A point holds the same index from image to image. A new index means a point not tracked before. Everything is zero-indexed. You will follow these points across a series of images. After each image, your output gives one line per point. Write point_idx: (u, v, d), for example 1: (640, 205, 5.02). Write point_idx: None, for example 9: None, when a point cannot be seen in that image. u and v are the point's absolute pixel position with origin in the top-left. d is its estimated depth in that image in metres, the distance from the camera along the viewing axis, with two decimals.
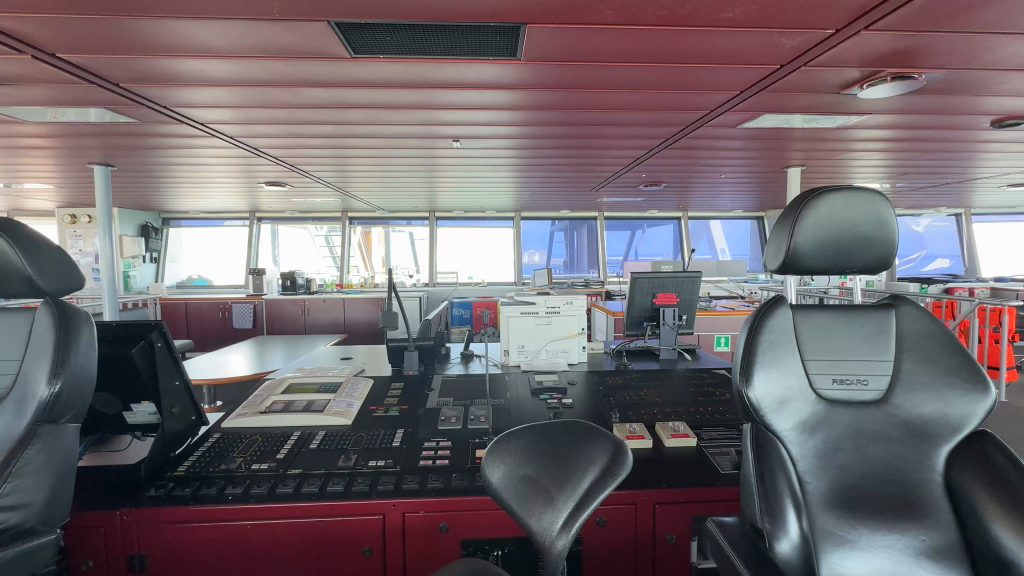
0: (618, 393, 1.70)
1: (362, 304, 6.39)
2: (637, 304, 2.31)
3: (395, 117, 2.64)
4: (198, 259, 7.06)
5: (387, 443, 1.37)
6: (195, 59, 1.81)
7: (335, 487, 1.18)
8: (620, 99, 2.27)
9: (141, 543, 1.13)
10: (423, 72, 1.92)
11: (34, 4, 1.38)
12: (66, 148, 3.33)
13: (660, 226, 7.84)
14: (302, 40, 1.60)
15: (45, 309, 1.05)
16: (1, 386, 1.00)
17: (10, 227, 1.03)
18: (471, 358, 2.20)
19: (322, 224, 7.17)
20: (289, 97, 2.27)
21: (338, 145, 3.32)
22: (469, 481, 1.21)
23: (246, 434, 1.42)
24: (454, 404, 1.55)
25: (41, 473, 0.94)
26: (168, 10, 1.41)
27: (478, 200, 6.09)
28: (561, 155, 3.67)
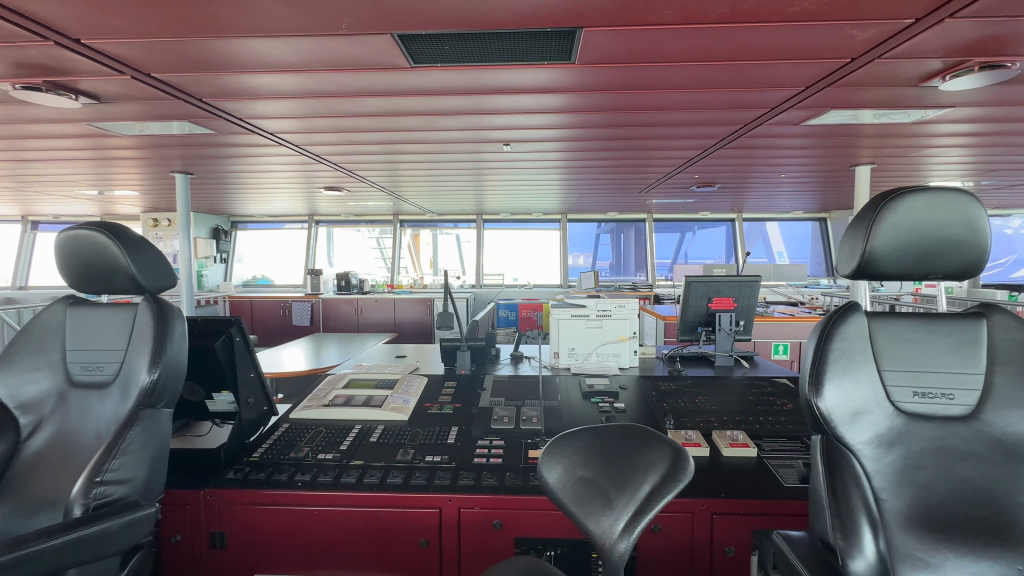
0: (671, 400, 1.67)
1: (411, 304, 6.58)
2: (691, 309, 2.24)
3: (448, 123, 2.71)
4: (262, 259, 7.52)
5: (442, 439, 1.41)
6: (267, 74, 1.94)
7: (393, 479, 1.23)
8: (674, 100, 2.22)
9: (221, 522, 1.23)
10: (478, 78, 1.97)
11: (134, 30, 1.53)
12: (153, 159, 3.66)
13: (712, 228, 7.58)
14: (365, 52, 1.68)
15: (144, 305, 1.17)
16: (109, 373, 1.13)
17: (117, 231, 1.15)
18: (521, 359, 2.23)
19: (374, 226, 7.44)
20: (350, 106, 2.39)
21: (393, 151, 3.44)
22: (522, 481, 1.22)
23: (312, 425, 1.51)
24: (506, 405, 1.58)
25: (142, 452, 1.03)
26: (248, 29, 1.52)
27: (524, 202, 6.12)
28: (609, 157, 3.63)
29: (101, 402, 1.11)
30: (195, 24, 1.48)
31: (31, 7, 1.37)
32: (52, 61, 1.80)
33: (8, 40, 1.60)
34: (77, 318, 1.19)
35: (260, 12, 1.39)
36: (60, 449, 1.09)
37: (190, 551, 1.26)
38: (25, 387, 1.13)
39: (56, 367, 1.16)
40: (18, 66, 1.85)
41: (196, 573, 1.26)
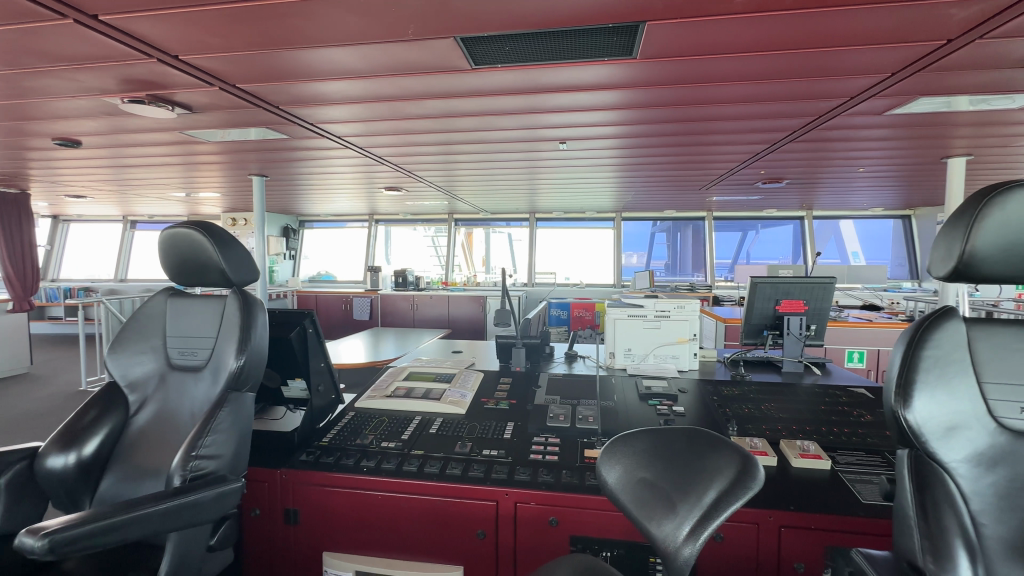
0: (734, 405, 1.60)
1: (465, 301, 6.71)
2: (757, 311, 2.13)
3: (504, 123, 2.75)
4: (326, 256, 7.95)
5: (499, 434, 1.44)
6: (337, 80, 2.05)
7: (452, 470, 1.27)
8: (739, 92, 2.13)
9: (294, 500, 1.33)
10: (536, 77, 1.98)
11: (223, 45, 1.67)
12: (233, 163, 3.97)
13: (777, 226, 7.17)
14: (429, 56, 1.74)
15: (232, 297, 1.27)
16: (201, 359, 1.24)
17: (212, 229, 1.26)
18: (575, 358, 2.22)
19: (430, 225, 7.65)
20: (411, 109, 2.48)
21: (450, 150, 3.52)
22: (579, 479, 1.22)
23: (375, 415, 1.58)
24: (562, 403, 1.58)
25: (230, 431, 1.12)
26: (322, 40, 1.61)
27: (578, 201, 6.07)
28: (668, 153, 3.53)
29: (196, 384, 1.23)
30: (276, 37, 1.59)
31: (140, 28, 1.53)
32: (154, 77, 2.00)
33: (119, 58, 1.79)
34: (175, 308, 1.31)
35: (333, 22, 1.48)
36: (161, 425, 1.22)
37: (267, 525, 1.36)
38: (134, 368, 1.27)
39: (158, 350, 1.29)
40: (126, 82, 2.07)
41: (273, 547, 1.36)
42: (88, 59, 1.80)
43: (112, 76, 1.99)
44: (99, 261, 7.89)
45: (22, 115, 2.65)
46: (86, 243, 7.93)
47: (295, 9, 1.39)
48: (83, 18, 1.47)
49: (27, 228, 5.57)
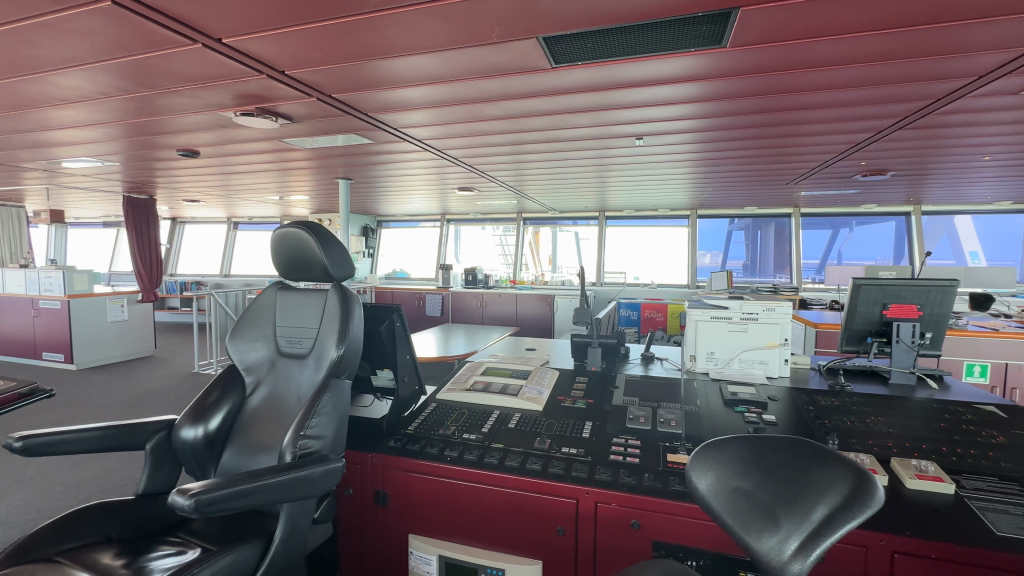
0: (833, 416, 1.48)
1: (532, 300, 6.74)
2: (860, 316, 1.95)
3: (579, 121, 2.73)
4: (401, 255, 8.35)
5: (577, 433, 1.43)
6: (422, 86, 2.14)
7: (533, 465, 1.29)
8: (839, 77, 1.96)
9: (383, 482, 1.41)
10: (617, 73, 1.94)
11: (322, 58, 1.80)
12: (323, 167, 4.28)
13: (875, 223, 6.50)
14: (511, 58, 1.77)
15: (333, 292, 1.38)
16: (307, 348, 1.36)
17: (317, 228, 1.37)
18: (651, 360, 2.16)
19: (498, 224, 7.78)
20: (488, 110, 2.53)
21: (522, 150, 3.56)
22: (662, 484, 1.19)
23: (455, 407, 1.63)
24: (641, 404, 1.55)
25: (332, 414, 1.21)
26: (410, 49, 1.70)
27: (650, 198, 5.88)
28: (752, 147, 3.32)
29: (302, 370, 1.35)
30: (371, 48, 1.70)
31: (254, 48, 1.70)
32: (263, 91, 2.21)
33: (236, 76, 2.01)
34: (282, 300, 1.44)
35: (423, 31, 1.55)
36: (272, 406, 1.35)
37: (358, 505, 1.46)
38: (249, 353, 1.42)
39: (269, 338, 1.43)
40: (240, 97, 2.31)
41: (363, 525, 1.46)
42: (211, 78, 2.02)
43: (228, 92, 2.23)
44: (208, 258, 8.84)
45: (155, 130, 3.03)
46: (197, 242, 8.93)
47: (390, 21, 1.48)
48: (210, 42, 1.66)
49: (153, 229, 6.38)
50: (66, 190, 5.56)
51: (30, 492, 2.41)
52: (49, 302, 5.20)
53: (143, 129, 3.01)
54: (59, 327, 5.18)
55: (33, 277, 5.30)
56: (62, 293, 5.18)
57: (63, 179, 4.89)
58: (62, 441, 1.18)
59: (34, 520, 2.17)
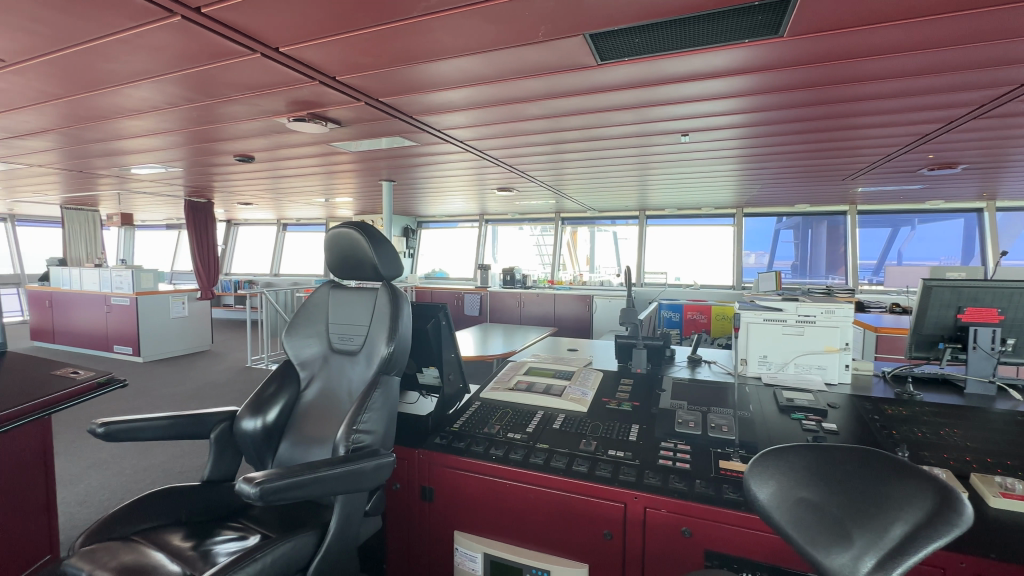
0: (901, 427, 1.39)
1: (571, 300, 6.69)
2: (931, 320, 1.81)
3: (622, 118, 2.68)
4: (440, 255, 8.50)
5: (624, 435, 1.41)
6: (466, 88, 2.17)
7: (579, 467, 1.27)
8: (907, 65, 1.83)
9: (429, 478, 1.44)
10: (664, 68, 1.90)
11: (371, 63, 1.85)
12: (368, 170, 4.41)
13: (940, 221, 6.06)
14: (555, 57, 1.77)
15: (383, 290, 1.41)
16: (358, 345, 1.41)
17: (368, 229, 1.40)
18: (698, 363, 2.09)
19: (537, 224, 7.77)
20: (530, 109, 2.53)
21: (562, 149, 3.54)
22: (715, 491, 1.14)
23: (500, 406, 1.64)
24: (690, 409, 1.51)
25: (382, 410, 1.24)
26: (457, 50, 1.72)
27: (694, 197, 5.72)
28: (805, 142, 3.16)
29: (353, 366, 1.40)
30: (418, 52, 1.73)
31: (308, 55, 1.77)
32: (314, 97, 2.30)
33: (290, 83, 2.09)
34: (335, 298, 1.49)
35: (470, 33, 1.56)
36: (326, 400, 1.40)
37: (405, 500, 1.49)
38: (304, 349, 1.47)
39: (322, 335, 1.48)
40: (293, 103, 2.40)
41: (410, 520, 1.49)
42: (268, 85, 2.12)
43: (283, 99, 2.33)
44: (260, 258, 9.29)
45: (215, 137, 3.21)
46: (250, 243, 9.40)
47: (437, 24, 1.50)
48: (268, 51, 1.74)
49: (211, 230, 6.76)
50: (134, 195, 5.97)
51: (106, 474, 2.61)
52: (120, 298, 5.61)
53: (204, 137, 3.19)
54: (128, 322, 5.58)
55: (106, 276, 5.73)
56: (131, 291, 5.57)
57: (133, 184, 5.26)
58: (138, 428, 1.26)
59: (109, 500, 2.35)
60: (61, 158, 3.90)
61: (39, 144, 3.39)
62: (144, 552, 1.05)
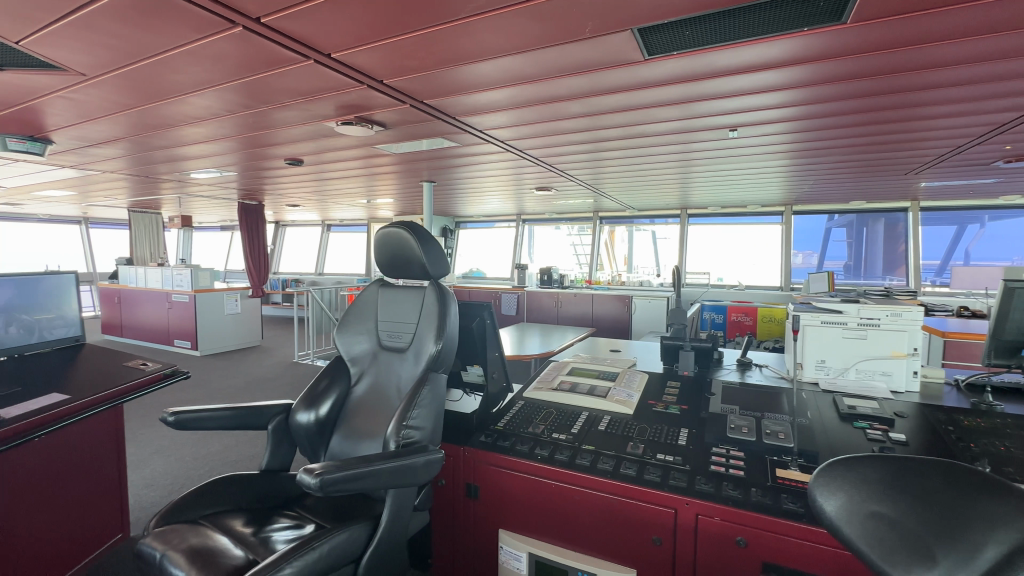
0: (980, 440, 1.28)
1: (609, 300, 6.58)
2: (1014, 325, 1.67)
3: (667, 114, 2.61)
4: (478, 254, 8.58)
5: (672, 439, 1.37)
6: (509, 87, 2.17)
7: (626, 470, 1.25)
8: (985, 48, 1.69)
9: (473, 475, 1.45)
10: (713, 61, 1.83)
11: (417, 65, 1.88)
12: (409, 171, 4.50)
13: (1016, 218, 5.57)
14: (602, 53, 1.74)
15: (431, 288, 1.44)
16: (406, 341, 1.44)
17: (417, 228, 1.43)
18: (748, 366, 2.02)
19: (574, 224, 7.71)
20: (572, 107, 2.50)
21: (602, 147, 3.49)
22: (773, 501, 1.09)
23: (543, 406, 1.63)
24: (742, 414, 1.46)
25: (431, 407, 1.26)
26: (502, 50, 1.72)
27: (739, 194, 5.51)
28: (864, 135, 2.98)
29: (402, 363, 1.42)
30: (464, 53, 1.75)
31: (358, 60, 1.82)
32: (361, 100, 2.36)
33: (340, 88, 2.16)
34: (384, 296, 1.53)
35: (516, 32, 1.56)
36: (375, 396, 1.43)
37: (450, 496, 1.51)
38: (354, 346, 1.51)
39: (371, 332, 1.51)
40: (341, 107, 2.48)
41: (455, 516, 1.50)
42: (319, 90, 2.20)
43: (332, 103, 2.41)
44: (305, 258, 9.66)
45: (267, 141, 3.36)
46: (297, 243, 9.79)
47: (484, 25, 1.51)
48: (321, 58, 1.80)
49: (262, 231, 7.09)
50: (193, 198, 6.33)
51: (170, 460, 2.78)
52: (179, 295, 5.97)
53: (257, 141, 3.34)
54: (186, 317, 5.93)
55: (167, 274, 6.11)
56: (190, 288, 5.92)
57: (191, 188, 5.58)
58: (204, 418, 1.34)
59: (173, 484, 2.50)
60: (129, 164, 4.18)
61: (110, 151, 3.66)
62: (211, 535, 1.11)
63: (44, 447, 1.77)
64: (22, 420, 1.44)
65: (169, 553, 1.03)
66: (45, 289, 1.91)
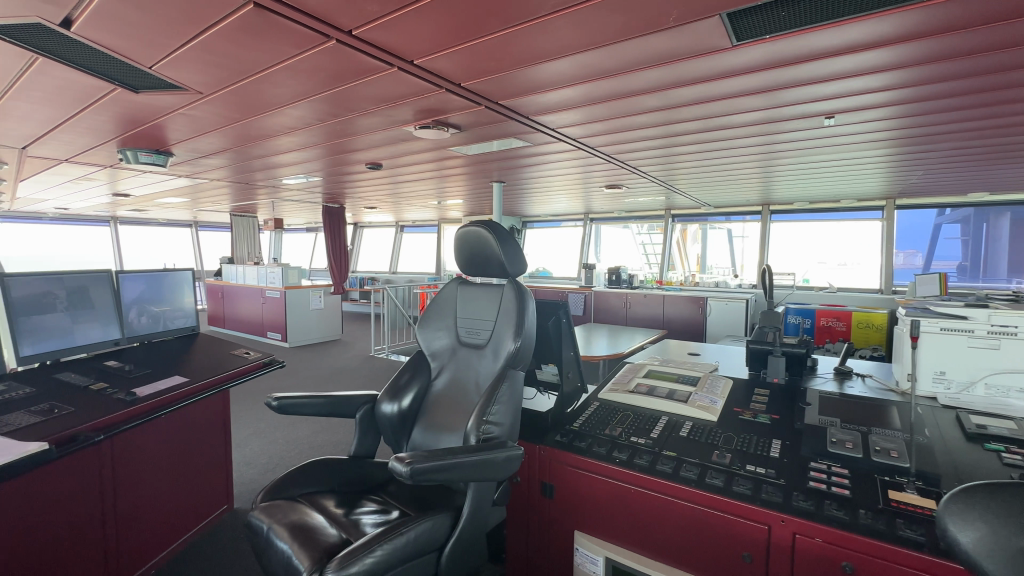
0: None
1: (682, 301, 6.30)
2: None
3: (752, 104, 2.45)
4: (546, 253, 8.58)
5: (764, 450, 1.28)
6: (584, 84, 2.14)
7: (712, 480, 1.19)
8: None
9: (549, 474, 1.45)
10: (809, 43, 1.69)
11: (494, 67, 1.91)
12: (480, 172, 4.59)
13: None
14: (685, 42, 1.67)
15: (509, 287, 1.46)
16: (485, 338, 1.46)
17: (495, 227, 1.45)
18: (849, 376, 1.84)
19: (644, 222, 7.47)
20: (649, 101, 2.42)
21: (678, 142, 3.34)
22: (886, 526, 0.98)
23: (619, 409, 1.59)
24: (844, 428, 1.33)
25: (509, 403, 1.27)
26: (580, 47, 1.70)
27: (830, 188, 5.05)
28: (990, 119, 2.60)
29: (480, 360, 1.45)
30: (542, 52, 1.75)
31: (438, 64, 1.88)
32: (438, 104, 2.44)
33: (420, 93, 2.24)
34: (463, 293, 1.56)
35: (596, 26, 1.53)
36: (454, 391, 1.47)
37: (525, 495, 1.51)
38: (434, 341, 1.57)
39: (450, 328, 1.56)
40: (419, 111, 2.58)
41: (529, 513, 1.51)
42: (400, 97, 2.30)
43: (411, 108, 2.51)
44: (382, 257, 10.19)
45: (350, 147, 3.57)
46: (373, 244, 10.35)
47: (564, 21, 1.50)
48: (405, 65, 1.88)
49: (342, 232, 7.57)
50: (284, 202, 6.90)
51: (265, 441, 3.05)
52: (272, 292, 6.53)
53: (341, 148, 3.57)
54: (278, 312, 6.47)
55: (262, 272, 6.71)
56: (281, 285, 6.46)
57: (283, 193, 6.08)
58: (300, 404, 1.45)
59: (268, 464, 2.74)
60: (233, 173, 4.64)
61: (217, 162, 4.07)
62: (307, 513, 1.19)
63: (168, 423, 2.01)
64: (152, 399, 1.64)
65: (275, 527, 1.12)
66: (169, 284, 2.17)
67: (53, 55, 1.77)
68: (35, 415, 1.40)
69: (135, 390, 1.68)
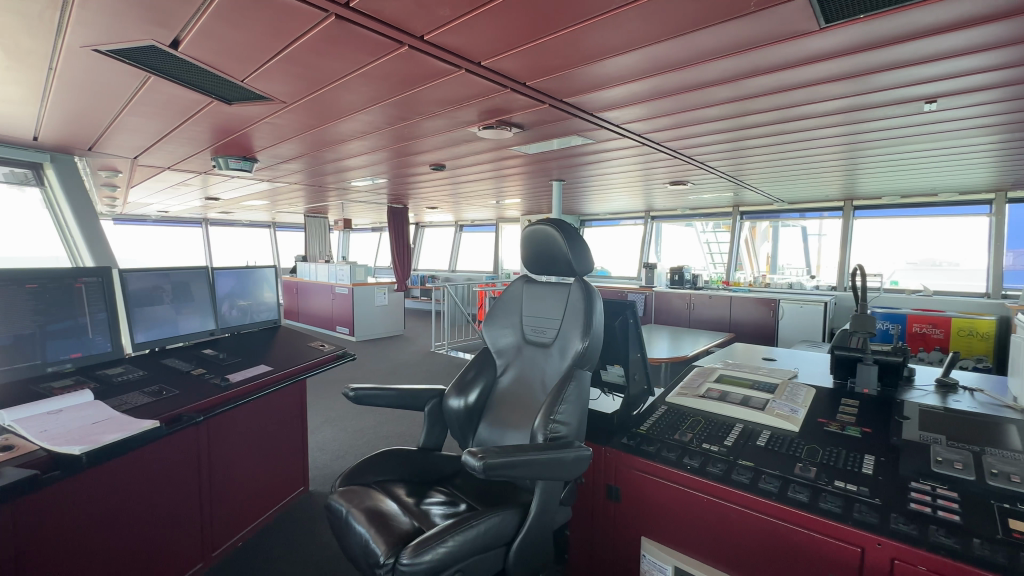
0: None
1: (750, 303, 5.96)
2: None
3: (837, 91, 2.26)
4: (604, 252, 8.45)
5: (855, 466, 1.18)
6: (651, 77, 2.07)
7: (796, 494, 1.12)
8: None
9: (615, 477, 1.42)
10: (912, 21, 1.53)
11: (560, 64, 1.90)
12: (540, 171, 4.60)
13: None
14: (767, 27, 1.57)
15: (576, 286, 1.45)
16: (551, 337, 1.46)
17: (564, 226, 1.46)
18: (957, 390, 1.64)
19: (710, 220, 7.15)
20: (721, 92, 2.31)
21: (751, 135, 3.16)
22: (1006, 558, 0.87)
23: (689, 413, 1.52)
24: (950, 446, 1.20)
25: (576, 403, 1.25)
26: (649, 39, 1.65)
27: (925, 181, 4.58)
28: None
29: (546, 359, 1.45)
30: (610, 47, 1.72)
31: (505, 64, 1.90)
32: (503, 104, 2.47)
33: (486, 94, 2.27)
34: (529, 292, 1.57)
35: (669, 16, 1.48)
36: (520, 388, 1.48)
37: (589, 497, 1.50)
38: (500, 338, 1.58)
39: (516, 326, 1.57)
40: (483, 112, 2.61)
41: (593, 516, 1.49)
42: (466, 98, 2.34)
43: (476, 109, 2.55)
44: (442, 255, 10.49)
45: (415, 150, 3.70)
46: (434, 242, 10.66)
47: (635, 13, 1.46)
48: (473, 67, 1.92)
49: (405, 232, 7.86)
50: (352, 204, 7.27)
51: (336, 429, 3.24)
52: (341, 288, 6.91)
53: (408, 150, 3.70)
54: (346, 307, 6.84)
55: (332, 269, 7.12)
56: (349, 282, 6.82)
57: (352, 195, 6.40)
58: (374, 395, 1.52)
59: (339, 451, 2.91)
60: (307, 176, 4.95)
61: (294, 166, 4.36)
62: (381, 500, 1.25)
63: (254, 408, 2.19)
64: (242, 385, 1.80)
65: (353, 511, 1.18)
66: (254, 280, 2.35)
67: (163, 73, 1.98)
68: (148, 396, 1.57)
69: (228, 375, 1.85)
